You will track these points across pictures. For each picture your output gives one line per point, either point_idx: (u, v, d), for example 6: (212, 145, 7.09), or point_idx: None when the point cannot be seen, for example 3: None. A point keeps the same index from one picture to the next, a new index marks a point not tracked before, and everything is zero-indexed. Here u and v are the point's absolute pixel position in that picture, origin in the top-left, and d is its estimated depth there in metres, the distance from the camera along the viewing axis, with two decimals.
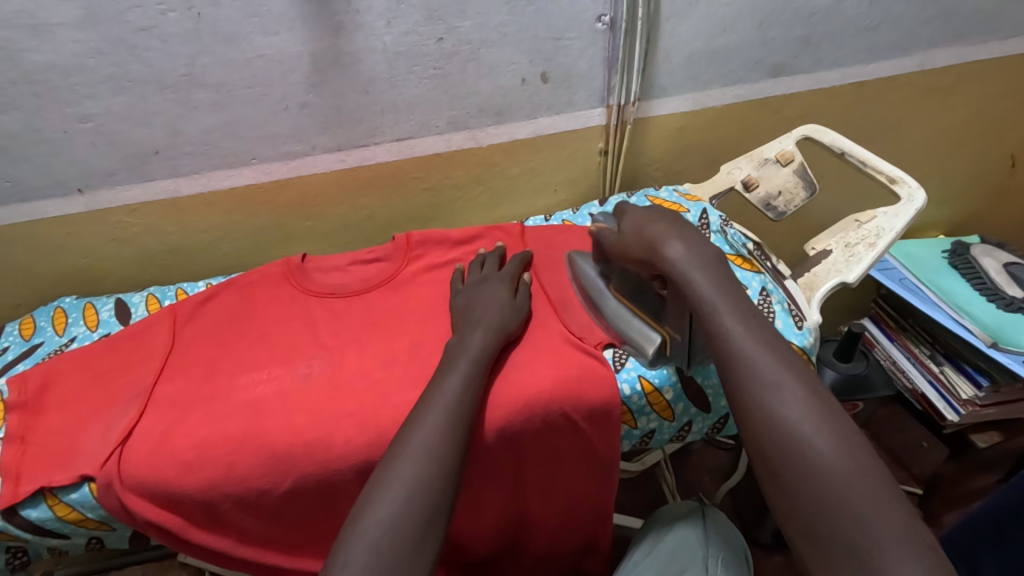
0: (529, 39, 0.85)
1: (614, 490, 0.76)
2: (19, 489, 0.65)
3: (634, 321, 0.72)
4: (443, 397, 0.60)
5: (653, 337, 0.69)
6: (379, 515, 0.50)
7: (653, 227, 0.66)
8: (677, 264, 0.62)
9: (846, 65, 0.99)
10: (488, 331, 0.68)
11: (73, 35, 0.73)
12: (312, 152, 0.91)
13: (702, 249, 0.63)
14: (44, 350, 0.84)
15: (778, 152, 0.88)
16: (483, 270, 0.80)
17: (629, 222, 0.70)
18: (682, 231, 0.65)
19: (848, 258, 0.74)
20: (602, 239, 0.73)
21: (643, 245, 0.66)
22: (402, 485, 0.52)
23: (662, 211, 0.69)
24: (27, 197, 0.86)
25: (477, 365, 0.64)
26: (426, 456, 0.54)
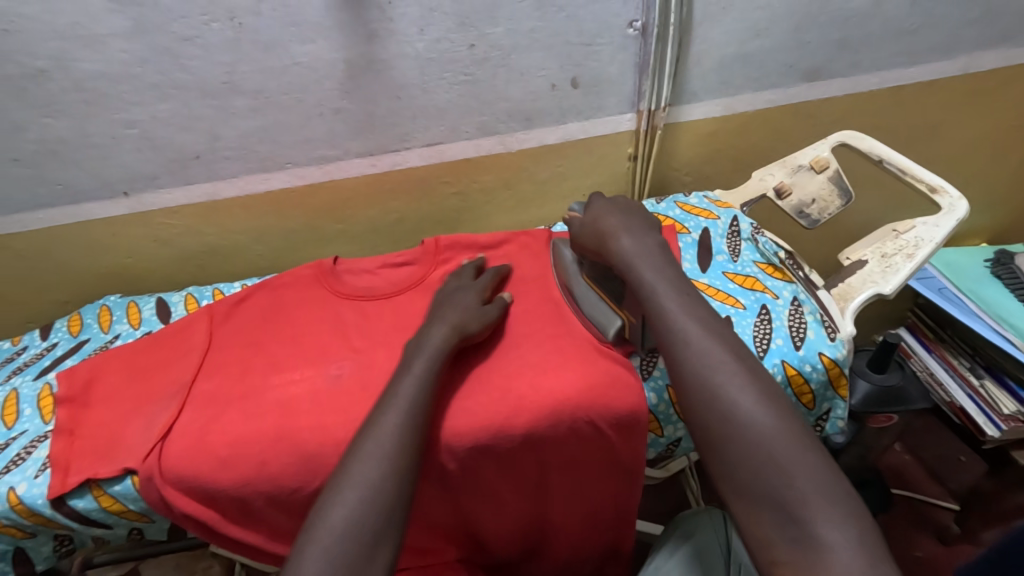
0: (560, 45, 0.85)
1: (636, 496, 0.76)
2: (68, 479, 0.68)
3: (598, 304, 0.73)
4: (401, 397, 0.61)
5: (613, 320, 0.71)
6: (335, 520, 0.52)
7: (604, 219, 0.72)
8: (624, 253, 0.67)
9: (885, 68, 0.96)
10: (450, 331, 0.69)
11: (122, 46, 0.76)
12: (345, 157, 0.92)
13: (647, 240, 0.69)
14: (90, 346, 0.88)
15: (812, 159, 0.87)
16: (459, 280, 0.79)
17: (591, 213, 0.75)
18: (632, 224, 0.71)
19: (885, 269, 0.72)
20: (572, 227, 0.78)
21: (596, 236, 0.72)
22: (360, 489, 0.54)
23: (621, 204, 0.75)
24: (77, 200, 0.90)
25: (432, 363, 0.65)
26: (383, 461, 0.56)
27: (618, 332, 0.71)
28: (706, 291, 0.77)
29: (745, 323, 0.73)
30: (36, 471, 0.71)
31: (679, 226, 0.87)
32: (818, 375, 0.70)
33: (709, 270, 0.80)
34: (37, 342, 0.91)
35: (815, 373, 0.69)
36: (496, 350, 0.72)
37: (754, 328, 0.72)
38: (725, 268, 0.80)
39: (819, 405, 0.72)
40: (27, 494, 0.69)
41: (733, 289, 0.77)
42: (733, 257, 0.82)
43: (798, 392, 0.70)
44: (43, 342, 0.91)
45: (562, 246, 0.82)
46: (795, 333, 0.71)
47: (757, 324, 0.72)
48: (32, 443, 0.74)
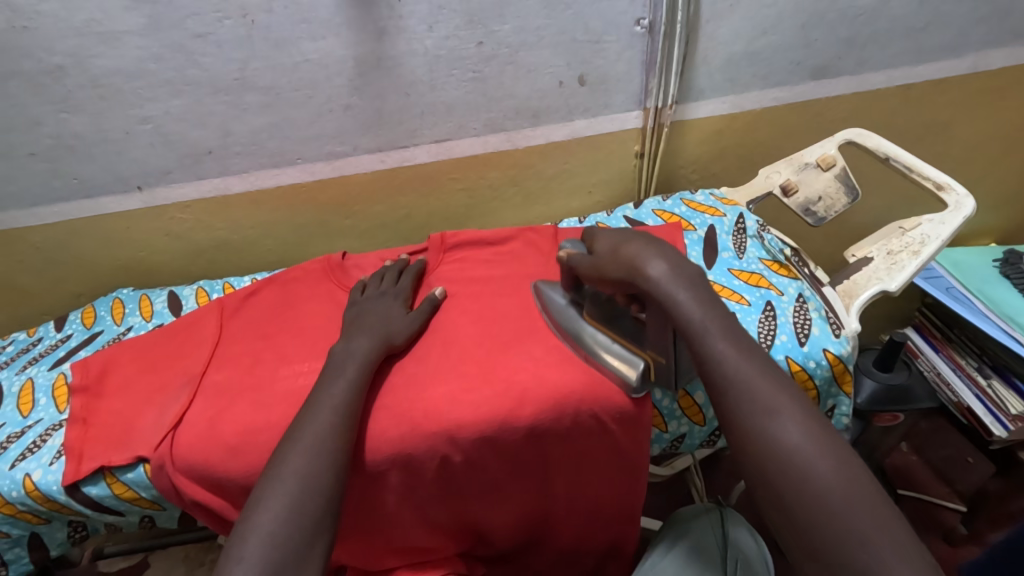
0: (567, 42, 0.86)
1: (640, 495, 0.77)
2: (82, 467, 0.69)
3: (615, 350, 0.70)
4: (331, 398, 0.63)
5: (638, 363, 0.68)
6: (272, 511, 0.54)
7: (627, 246, 0.59)
8: (663, 283, 0.54)
9: (894, 66, 0.96)
10: (374, 338, 0.71)
11: (137, 42, 0.77)
12: (353, 153, 0.93)
13: (687, 267, 0.56)
14: (103, 338, 0.90)
15: (820, 156, 0.87)
16: (381, 285, 0.82)
17: (603, 242, 0.63)
18: (664, 248, 0.57)
19: (890, 266, 0.72)
20: (572, 264, 0.67)
21: (623, 265, 0.58)
22: (293, 481, 0.56)
23: (636, 230, 0.62)
24: (91, 194, 0.92)
25: (363, 369, 0.67)
26: (316, 456, 0.58)
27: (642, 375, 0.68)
28: None
29: (750, 319, 0.73)
30: (51, 458, 0.72)
31: (685, 224, 0.88)
32: (822, 371, 0.70)
33: (714, 267, 0.81)
34: (51, 333, 0.93)
35: (819, 370, 0.69)
36: (502, 344, 0.72)
37: (759, 324, 0.72)
38: (730, 265, 0.81)
39: (824, 402, 0.72)
40: (43, 481, 0.70)
41: (738, 286, 0.78)
42: (739, 254, 0.82)
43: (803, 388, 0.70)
44: (58, 333, 0.92)
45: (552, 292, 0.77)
46: (800, 330, 0.71)
47: (762, 321, 0.72)
48: (47, 431, 0.76)
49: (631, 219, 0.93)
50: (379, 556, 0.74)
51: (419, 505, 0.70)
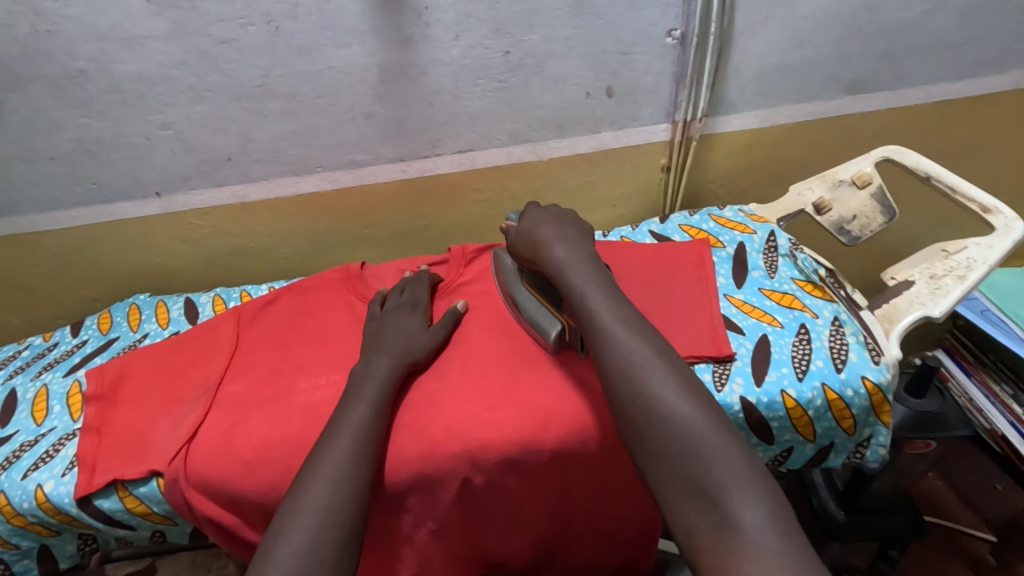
0: (596, 53, 0.84)
1: (660, 512, 0.74)
2: (94, 479, 0.68)
3: (538, 310, 0.70)
4: (352, 422, 0.61)
5: (553, 325, 0.67)
6: (293, 545, 0.51)
7: (541, 229, 0.70)
8: (556, 261, 0.65)
9: (932, 81, 0.93)
10: (394, 356, 0.69)
11: (160, 48, 0.76)
12: (375, 162, 0.92)
13: (580, 248, 0.67)
14: (119, 344, 0.89)
15: (855, 173, 0.84)
16: (401, 296, 0.79)
17: (525, 222, 0.73)
18: (566, 233, 0.69)
19: (934, 290, 0.70)
20: (509, 237, 0.75)
21: (531, 246, 0.70)
22: (316, 513, 0.53)
23: (554, 213, 0.73)
24: (110, 199, 0.91)
25: (384, 391, 0.65)
26: (337, 487, 0.56)
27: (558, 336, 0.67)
28: (741, 308, 0.76)
29: (783, 342, 0.71)
30: (64, 468, 0.71)
31: (713, 240, 0.85)
32: (860, 400, 0.67)
33: (745, 286, 0.79)
34: (67, 338, 0.92)
35: (856, 399, 0.67)
36: (526, 360, 0.70)
37: (792, 348, 0.70)
38: (761, 284, 0.79)
39: (860, 430, 0.70)
40: (54, 492, 0.69)
41: (770, 306, 0.75)
42: (771, 273, 0.80)
43: (839, 417, 0.68)
44: (74, 338, 0.92)
45: (502, 254, 0.79)
46: (837, 355, 0.68)
47: (796, 344, 0.70)
48: (61, 441, 0.74)
49: (657, 233, 0.90)
50: None
51: (436, 531, 0.67)
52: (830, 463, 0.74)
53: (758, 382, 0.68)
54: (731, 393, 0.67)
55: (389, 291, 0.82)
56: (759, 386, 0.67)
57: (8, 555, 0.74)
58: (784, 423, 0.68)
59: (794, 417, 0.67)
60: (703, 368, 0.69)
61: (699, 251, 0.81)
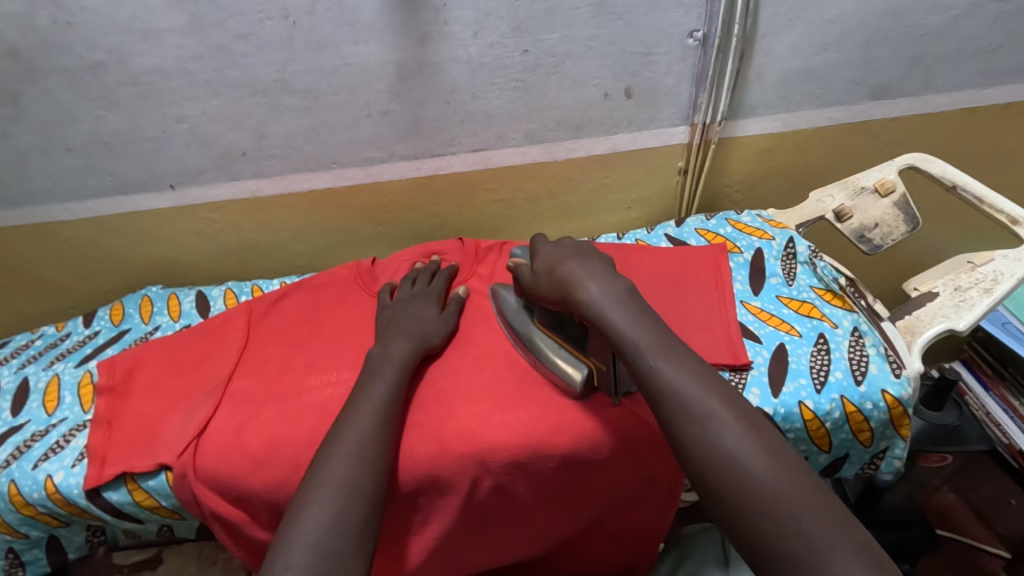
0: (615, 54, 0.83)
1: (669, 516, 0.73)
2: (104, 471, 0.68)
3: (560, 354, 0.66)
4: (371, 401, 0.61)
5: (581, 369, 0.64)
6: (317, 517, 0.50)
7: (564, 266, 0.64)
8: (592, 303, 0.58)
9: (959, 88, 0.91)
10: (411, 341, 0.69)
11: (178, 41, 0.76)
12: (389, 159, 0.92)
13: (615, 286, 0.60)
14: (130, 336, 0.89)
15: (878, 181, 0.82)
16: (413, 286, 0.79)
17: (541, 261, 0.68)
18: (594, 269, 0.62)
19: (958, 303, 0.68)
20: (522, 277, 0.70)
21: (556, 287, 0.63)
22: (338, 488, 0.52)
23: (573, 248, 0.67)
24: (125, 190, 0.91)
25: (400, 373, 0.65)
26: (358, 465, 0.54)
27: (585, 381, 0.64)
28: (758, 315, 0.75)
29: (801, 352, 0.70)
30: (74, 460, 0.71)
31: (730, 245, 0.84)
32: (879, 413, 0.65)
33: (762, 293, 0.78)
34: (80, 329, 0.92)
35: (876, 412, 0.65)
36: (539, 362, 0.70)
37: (810, 358, 0.69)
38: (779, 292, 0.78)
39: (877, 443, 0.68)
40: (64, 483, 0.69)
41: (788, 315, 0.74)
42: (789, 280, 0.79)
43: (856, 429, 0.66)
44: (86, 329, 0.92)
45: (505, 293, 0.74)
46: (856, 367, 0.67)
47: (814, 354, 0.69)
48: (71, 432, 0.74)
49: (673, 237, 0.89)
50: None
51: (443, 534, 0.65)
52: (843, 474, 0.73)
53: (774, 393, 0.66)
54: (747, 403, 0.66)
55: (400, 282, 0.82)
56: (775, 398, 0.66)
57: (17, 544, 0.74)
58: (800, 434, 0.66)
59: (812, 429, 0.66)
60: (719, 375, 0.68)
61: (715, 257, 0.80)
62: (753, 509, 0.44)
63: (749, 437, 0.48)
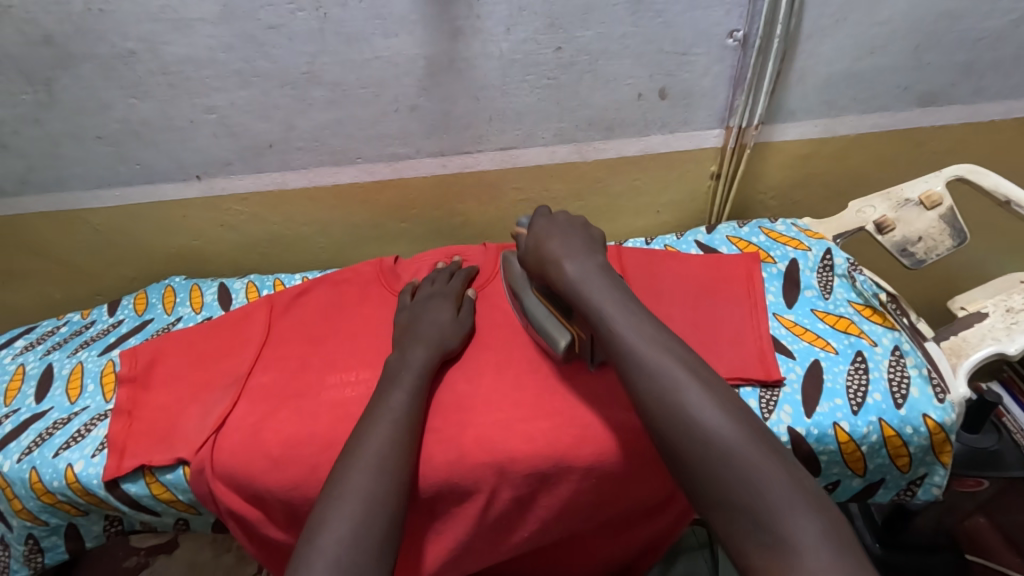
0: (652, 53, 0.80)
1: (683, 523, 0.73)
2: (123, 463, 0.68)
3: (545, 318, 0.67)
4: (389, 411, 0.59)
5: (562, 335, 0.64)
6: (337, 533, 0.49)
7: (547, 243, 0.67)
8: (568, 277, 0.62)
9: (1013, 96, 0.87)
10: (429, 348, 0.67)
11: (209, 31, 0.75)
12: (415, 155, 0.90)
13: (586, 260, 0.63)
14: (153, 326, 0.89)
15: (923, 193, 0.78)
16: (433, 286, 0.77)
17: (533, 235, 0.70)
18: (573, 246, 0.65)
19: (1010, 325, 0.65)
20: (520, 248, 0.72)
21: (538, 262, 0.67)
22: (359, 501, 0.51)
23: (562, 225, 0.69)
24: (153, 179, 0.91)
25: (418, 382, 0.63)
26: (379, 477, 0.53)
27: (566, 347, 0.64)
28: (791, 329, 0.72)
29: (836, 370, 0.67)
30: (94, 449, 0.71)
31: (763, 255, 0.81)
32: (919, 438, 0.62)
33: (796, 306, 0.75)
34: (104, 317, 0.93)
35: (915, 437, 0.62)
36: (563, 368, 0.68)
37: (847, 377, 0.66)
38: (814, 305, 0.74)
39: (915, 469, 0.65)
40: (84, 473, 0.69)
41: (823, 330, 0.71)
42: (825, 293, 0.76)
43: (894, 454, 0.63)
44: (110, 318, 0.92)
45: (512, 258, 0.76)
46: (896, 389, 0.64)
47: (851, 373, 0.66)
48: (92, 421, 0.75)
49: (703, 244, 0.86)
50: None
51: (457, 542, 0.63)
52: (877, 500, 0.69)
53: (807, 413, 0.64)
54: (778, 422, 0.63)
55: (422, 281, 0.80)
56: (809, 418, 0.63)
57: (37, 530, 0.74)
58: (834, 457, 0.64)
59: (846, 451, 0.63)
60: (750, 391, 0.66)
61: (747, 266, 0.77)
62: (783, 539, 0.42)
63: (786, 466, 0.46)
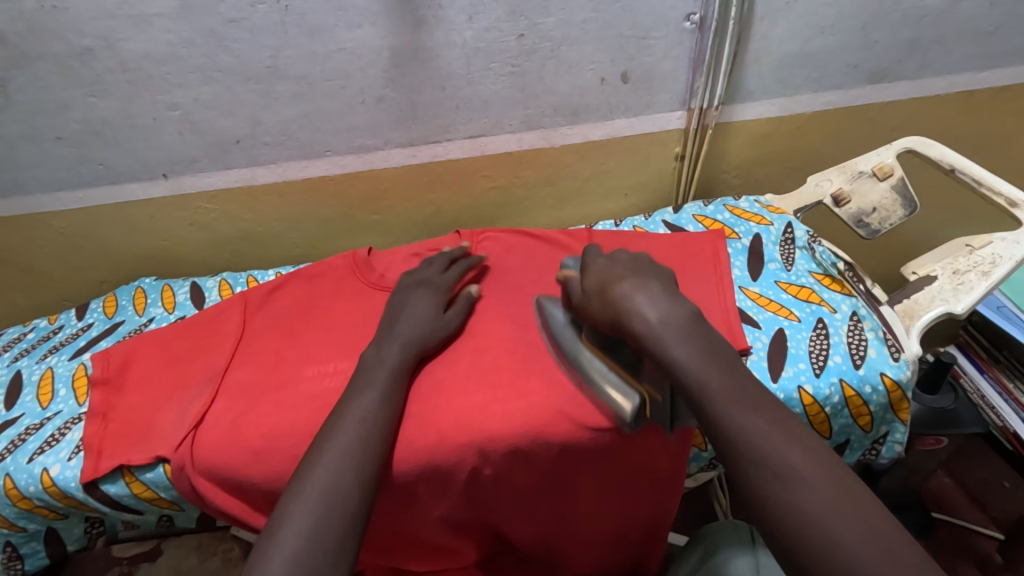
0: (613, 37, 0.82)
1: (672, 504, 0.72)
2: (100, 464, 0.68)
3: (609, 381, 0.59)
4: (362, 404, 0.60)
5: (630, 399, 0.56)
6: (296, 528, 0.49)
7: (617, 285, 0.54)
8: (652, 324, 0.49)
9: (957, 71, 0.91)
10: (405, 339, 0.67)
11: (168, 26, 0.74)
12: (384, 146, 0.90)
13: (678, 304, 0.50)
14: (124, 328, 0.88)
15: (876, 165, 0.82)
16: (416, 275, 0.77)
17: (591, 278, 0.58)
18: (653, 289, 0.52)
19: (957, 286, 0.69)
20: (573, 296, 0.61)
21: (608, 311, 0.54)
22: (320, 498, 0.51)
23: (630, 265, 0.56)
24: (116, 179, 0.90)
25: (394, 371, 0.64)
26: (344, 469, 0.54)
27: (635, 413, 0.56)
28: (757, 301, 0.74)
29: (800, 337, 0.70)
30: (69, 453, 0.70)
31: (728, 231, 0.84)
32: (878, 397, 0.66)
33: (760, 279, 0.77)
34: (72, 321, 0.91)
35: (875, 396, 0.66)
36: (540, 349, 0.69)
37: (809, 343, 0.69)
38: (777, 277, 0.77)
39: (876, 428, 0.68)
40: (60, 476, 0.69)
41: (786, 300, 0.74)
42: (787, 266, 0.79)
43: (856, 414, 0.67)
44: (79, 322, 0.91)
45: (555, 309, 0.68)
46: (855, 351, 0.67)
47: (813, 339, 0.69)
48: (66, 425, 0.74)
49: (670, 224, 0.88)
50: (404, 557, 0.72)
51: (447, 511, 0.66)
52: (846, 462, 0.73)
53: (774, 377, 0.66)
54: None
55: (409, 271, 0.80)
56: (776, 384, 0.66)
57: (15, 537, 0.74)
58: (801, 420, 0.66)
59: (811, 414, 0.66)
60: None
61: (713, 243, 0.79)
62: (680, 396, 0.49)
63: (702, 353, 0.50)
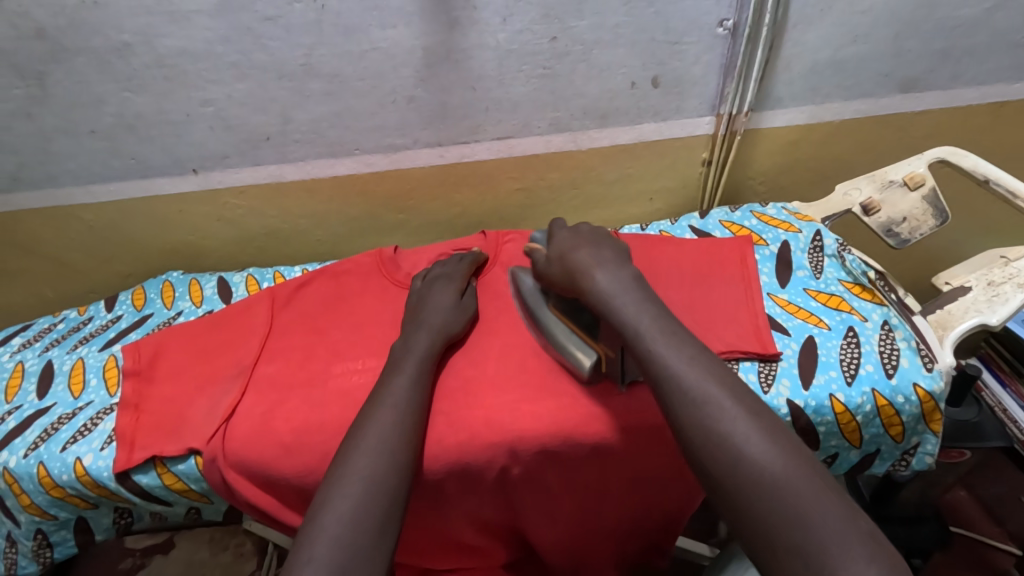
0: (645, 42, 0.82)
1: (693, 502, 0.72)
2: (133, 455, 0.68)
3: (568, 340, 0.66)
4: (395, 396, 0.60)
5: (589, 355, 0.63)
6: (338, 512, 0.50)
7: (576, 253, 0.66)
8: (600, 287, 0.61)
9: (989, 82, 0.90)
10: (434, 334, 0.67)
11: (206, 23, 0.75)
12: (413, 146, 0.91)
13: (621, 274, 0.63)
14: (153, 321, 0.89)
15: (907, 174, 0.81)
16: (441, 268, 0.78)
17: (556, 246, 0.70)
18: (604, 258, 0.65)
19: (992, 297, 0.68)
20: (537, 260, 0.72)
21: (565, 272, 0.66)
22: (360, 487, 0.52)
23: (585, 237, 0.70)
24: (148, 174, 0.91)
25: (423, 367, 0.64)
26: (380, 459, 0.54)
27: (593, 366, 0.63)
28: (785, 308, 0.74)
29: (830, 345, 0.70)
30: (103, 443, 0.71)
31: (755, 238, 0.84)
32: (911, 407, 0.65)
33: (789, 286, 0.77)
34: (102, 313, 0.92)
35: (907, 406, 0.65)
36: None
37: (840, 352, 0.69)
38: (807, 284, 0.77)
39: (907, 438, 0.68)
40: (93, 466, 0.69)
41: (815, 308, 0.74)
42: (816, 273, 0.79)
43: (887, 423, 0.66)
44: (108, 314, 0.92)
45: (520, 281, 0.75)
46: (887, 361, 0.67)
47: (844, 347, 0.69)
48: (98, 415, 0.75)
49: (697, 228, 0.88)
50: (435, 557, 0.72)
51: (476, 507, 0.67)
52: (873, 471, 0.72)
53: (805, 385, 0.66)
54: (778, 395, 0.66)
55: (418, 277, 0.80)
56: (808, 390, 0.66)
57: (46, 525, 0.75)
58: (832, 428, 0.66)
59: (843, 422, 0.66)
60: (750, 366, 0.68)
61: (741, 249, 0.78)
62: (713, 400, 0.49)
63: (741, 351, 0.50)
